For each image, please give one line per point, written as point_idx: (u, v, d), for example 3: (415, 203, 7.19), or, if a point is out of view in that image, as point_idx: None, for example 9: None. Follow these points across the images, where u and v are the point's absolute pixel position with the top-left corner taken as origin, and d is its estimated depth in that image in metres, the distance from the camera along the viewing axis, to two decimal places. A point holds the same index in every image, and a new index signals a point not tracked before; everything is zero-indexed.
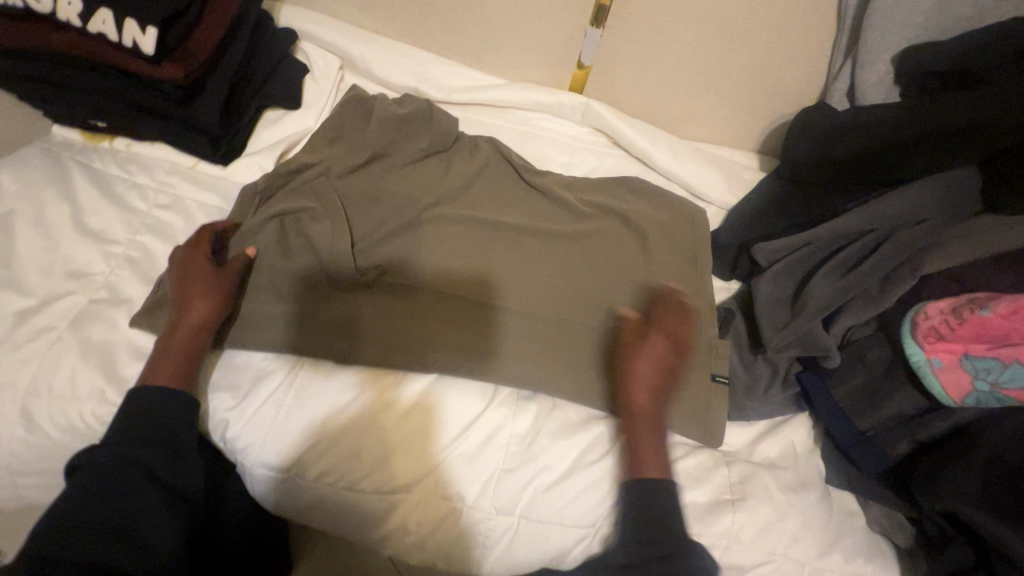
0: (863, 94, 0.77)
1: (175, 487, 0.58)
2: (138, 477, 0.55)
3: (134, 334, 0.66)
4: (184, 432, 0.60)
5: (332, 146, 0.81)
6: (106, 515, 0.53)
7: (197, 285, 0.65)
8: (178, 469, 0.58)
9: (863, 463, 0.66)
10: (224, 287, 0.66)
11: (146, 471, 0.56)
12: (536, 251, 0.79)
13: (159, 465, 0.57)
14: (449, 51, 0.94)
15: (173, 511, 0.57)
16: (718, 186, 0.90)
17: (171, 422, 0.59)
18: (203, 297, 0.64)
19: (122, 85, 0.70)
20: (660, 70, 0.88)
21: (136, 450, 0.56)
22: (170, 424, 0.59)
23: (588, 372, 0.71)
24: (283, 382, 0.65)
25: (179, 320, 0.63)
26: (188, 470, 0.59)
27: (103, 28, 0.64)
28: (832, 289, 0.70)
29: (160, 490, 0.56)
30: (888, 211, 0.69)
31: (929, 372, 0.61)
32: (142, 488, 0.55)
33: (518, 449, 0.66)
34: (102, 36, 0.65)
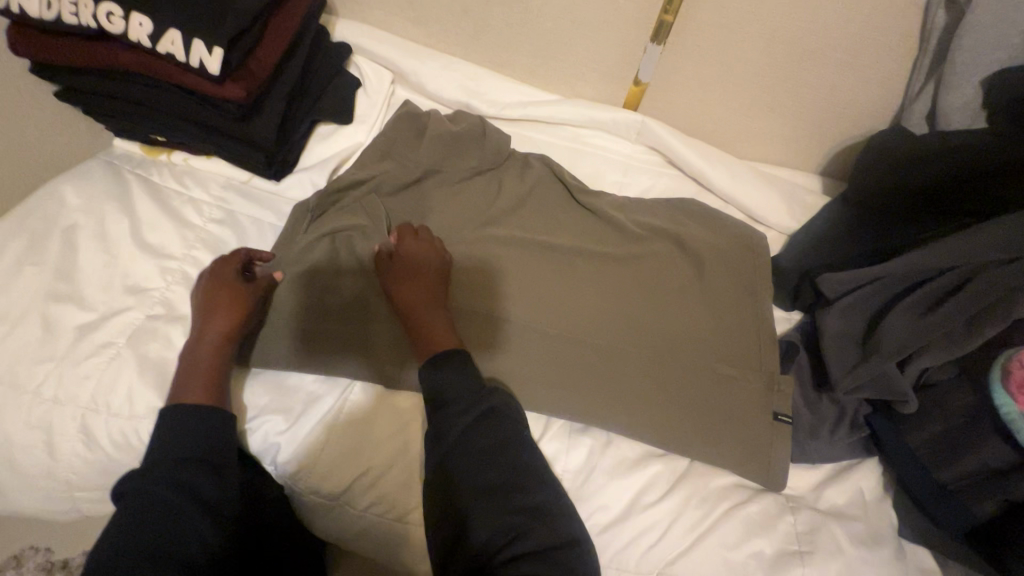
0: (946, 117, 0.73)
1: (219, 505, 0.56)
2: (182, 498, 0.53)
3: None
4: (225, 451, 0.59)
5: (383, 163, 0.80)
6: (153, 535, 0.50)
7: (222, 301, 0.65)
8: (222, 488, 0.57)
9: (942, 517, 0.61)
10: (247, 300, 0.66)
11: (189, 490, 0.54)
12: (585, 275, 0.77)
13: (200, 483, 0.55)
14: (501, 66, 0.92)
15: (220, 529, 0.54)
16: (779, 209, 0.86)
17: (208, 440, 0.58)
18: (227, 310, 0.65)
19: (185, 102, 0.71)
20: (722, 88, 0.85)
21: (177, 470, 0.55)
22: (209, 442, 0.58)
23: (642, 405, 0.68)
24: (335, 408, 0.64)
25: (204, 333, 0.64)
26: (229, 487, 0.58)
27: (170, 49, 0.64)
28: (911, 328, 0.65)
29: (205, 508, 0.54)
30: (975, 246, 0.61)
31: (1021, 425, 0.57)
32: (187, 505, 0.53)
33: (573, 486, 0.65)
34: (170, 57, 0.65)
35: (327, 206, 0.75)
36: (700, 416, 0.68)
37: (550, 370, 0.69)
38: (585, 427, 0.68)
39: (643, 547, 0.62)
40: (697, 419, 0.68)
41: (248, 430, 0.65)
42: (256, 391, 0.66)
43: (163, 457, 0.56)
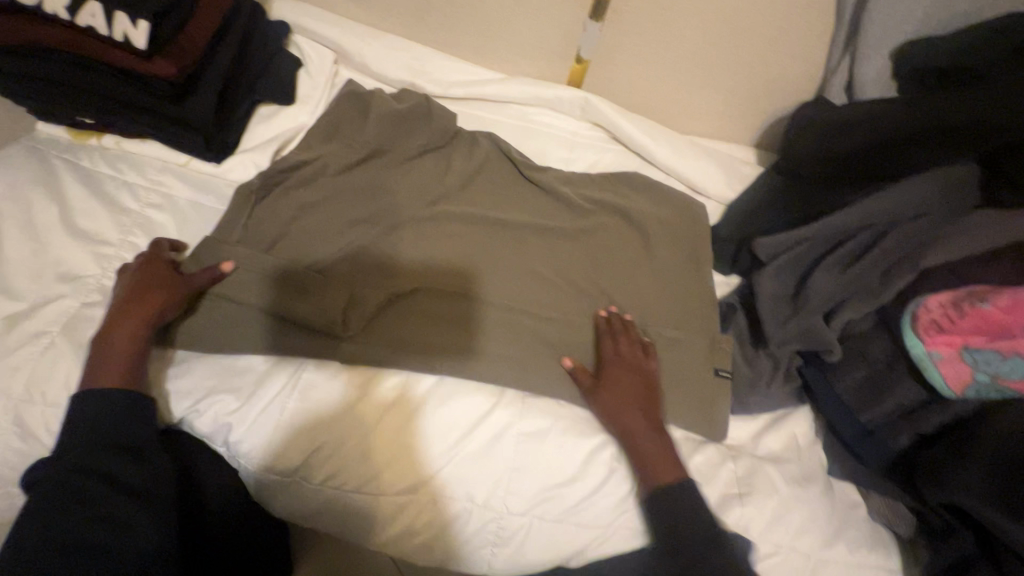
0: (862, 87, 0.78)
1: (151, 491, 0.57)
2: (101, 485, 0.53)
3: None
4: (141, 436, 0.58)
5: (329, 143, 0.79)
6: (64, 528, 0.50)
7: (145, 288, 0.63)
8: (143, 473, 0.56)
9: (864, 454, 0.66)
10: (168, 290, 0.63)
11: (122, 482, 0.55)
12: (536, 254, 0.78)
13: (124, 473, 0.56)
14: (446, 45, 0.92)
15: (147, 510, 0.55)
16: (718, 180, 0.90)
17: (119, 426, 0.57)
18: (150, 295, 0.62)
19: (111, 81, 0.68)
20: (660, 65, 0.88)
21: (93, 460, 0.54)
22: (123, 430, 0.57)
23: (596, 369, 0.70)
24: (285, 385, 0.64)
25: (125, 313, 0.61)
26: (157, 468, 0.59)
27: (92, 22, 0.62)
28: (833, 285, 0.70)
29: (129, 493, 0.55)
30: (891, 203, 0.68)
31: (930, 365, 0.61)
32: (104, 493, 0.53)
33: (529, 447, 0.64)
34: (91, 29, 0.64)
35: (272, 188, 0.75)
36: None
37: (499, 342, 0.69)
38: (536, 397, 0.69)
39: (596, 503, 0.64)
40: (646, 380, 0.71)
41: (195, 411, 0.63)
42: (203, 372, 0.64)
43: (74, 450, 0.55)
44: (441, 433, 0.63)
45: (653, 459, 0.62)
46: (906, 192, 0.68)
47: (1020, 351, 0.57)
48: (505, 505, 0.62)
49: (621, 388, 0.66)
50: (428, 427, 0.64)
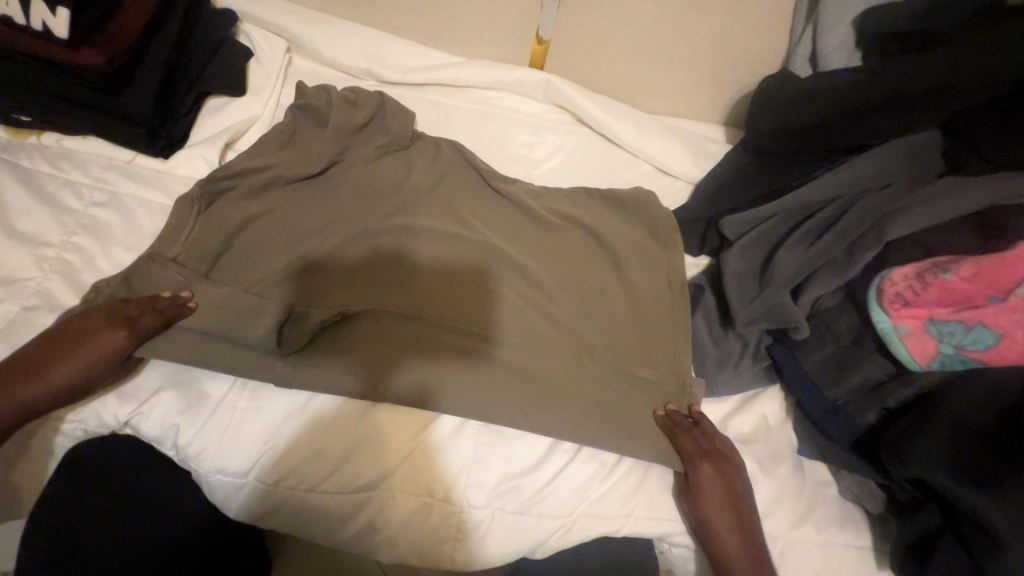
0: (824, 58, 0.76)
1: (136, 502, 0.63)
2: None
3: None
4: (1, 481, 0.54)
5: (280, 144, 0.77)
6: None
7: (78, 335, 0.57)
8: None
9: (832, 431, 0.64)
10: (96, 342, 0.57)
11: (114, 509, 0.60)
12: (485, 249, 0.75)
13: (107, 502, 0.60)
14: (402, 30, 0.90)
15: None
16: (685, 160, 0.88)
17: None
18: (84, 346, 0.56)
19: (38, 73, 0.67)
20: (621, 43, 0.85)
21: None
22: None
23: (559, 357, 0.68)
24: (236, 385, 0.63)
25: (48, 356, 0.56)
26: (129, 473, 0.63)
27: (7, 11, 0.63)
28: (800, 258, 0.68)
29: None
30: (853, 175, 0.67)
31: (895, 338, 0.60)
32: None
33: (490, 437, 0.63)
34: (11, 20, 0.64)
35: (215, 194, 0.71)
36: (612, 368, 0.69)
37: (463, 336, 0.68)
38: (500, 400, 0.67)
39: (561, 494, 0.62)
40: (608, 376, 0.68)
41: (139, 414, 0.61)
42: (150, 381, 0.62)
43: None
44: (397, 429, 0.62)
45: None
46: (870, 163, 0.67)
47: (985, 321, 0.55)
48: (465, 498, 0.61)
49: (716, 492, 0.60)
50: (394, 420, 0.62)
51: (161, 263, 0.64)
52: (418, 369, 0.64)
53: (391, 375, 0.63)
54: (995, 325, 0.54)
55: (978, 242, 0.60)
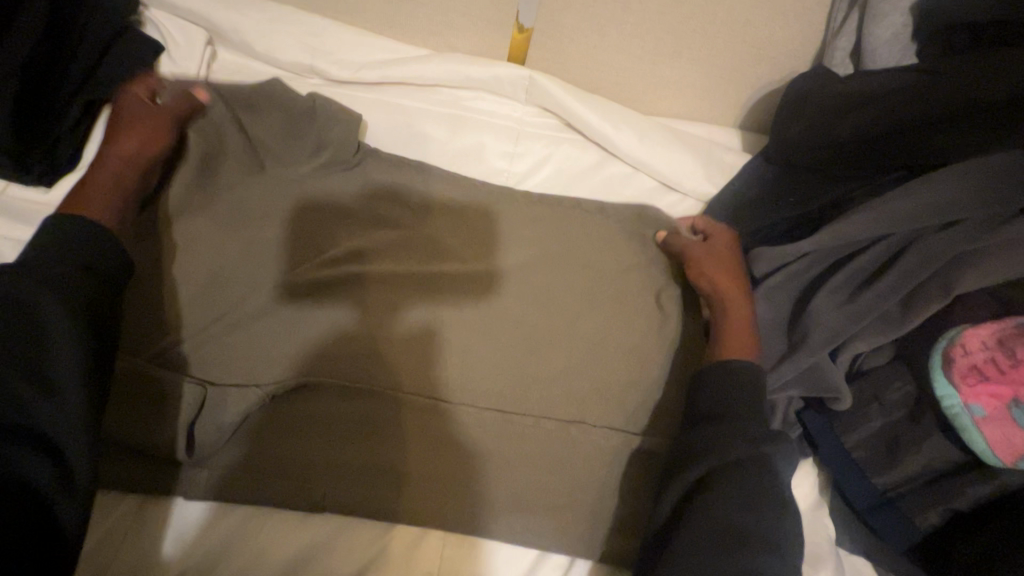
0: (873, 54, 0.63)
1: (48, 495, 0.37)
2: None
3: None
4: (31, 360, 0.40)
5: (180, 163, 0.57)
6: None
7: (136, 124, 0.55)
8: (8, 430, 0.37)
9: (880, 532, 0.52)
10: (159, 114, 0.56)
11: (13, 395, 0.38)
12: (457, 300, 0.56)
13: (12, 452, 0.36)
14: (351, 15, 0.73)
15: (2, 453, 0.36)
16: (697, 173, 0.73)
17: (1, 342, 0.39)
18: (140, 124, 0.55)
19: None
20: (620, 30, 0.70)
21: None
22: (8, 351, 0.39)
23: (544, 449, 0.54)
24: (139, 495, 0.51)
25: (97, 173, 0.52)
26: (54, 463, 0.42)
27: None
28: (841, 313, 0.55)
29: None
30: (910, 208, 0.54)
31: (969, 424, 0.48)
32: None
33: (460, 547, 0.52)
34: None
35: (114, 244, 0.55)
36: (610, 456, 0.54)
37: (430, 421, 0.53)
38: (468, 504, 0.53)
39: None
40: (605, 467, 0.54)
41: None
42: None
43: None
44: (352, 537, 0.51)
45: (733, 325, 0.56)
46: (933, 191, 0.54)
47: None
48: None
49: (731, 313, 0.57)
50: (362, 526, 0.52)
51: None
52: (374, 458, 0.53)
53: (342, 471, 0.52)
54: None
55: None
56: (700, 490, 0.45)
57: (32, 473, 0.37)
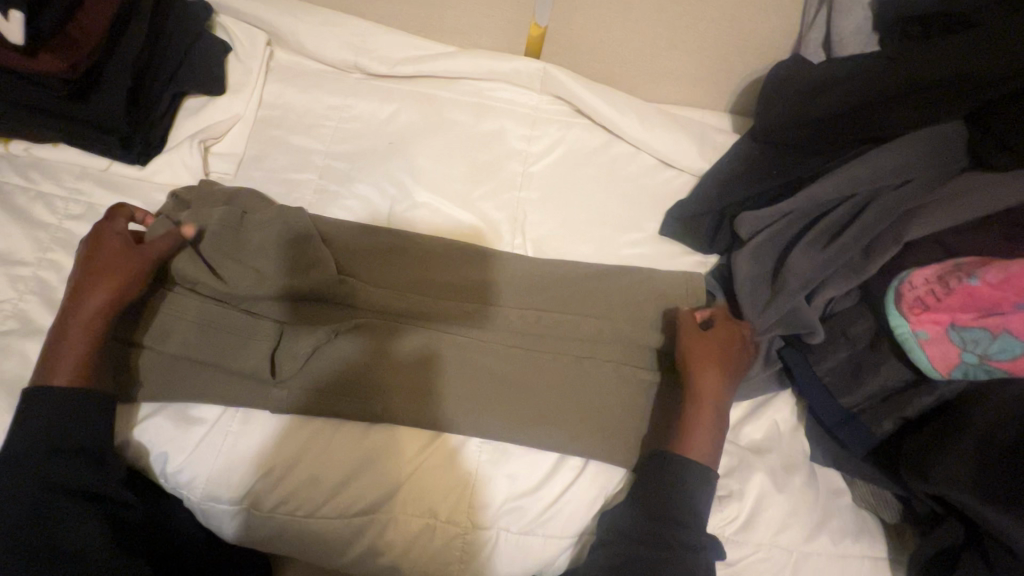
0: (842, 42, 0.73)
1: (90, 546, 0.53)
2: (55, 495, 0.53)
3: None
4: (100, 437, 0.56)
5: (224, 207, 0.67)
6: (35, 527, 0.51)
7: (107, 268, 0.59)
8: (80, 507, 0.53)
9: (847, 442, 0.62)
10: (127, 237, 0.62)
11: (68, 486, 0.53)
12: (460, 306, 0.67)
13: (82, 519, 0.53)
14: (389, 18, 0.85)
15: (90, 512, 0.54)
16: (691, 151, 0.82)
17: (75, 421, 0.55)
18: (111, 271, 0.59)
19: (17, 88, 0.65)
20: (622, 27, 0.80)
21: (45, 459, 0.53)
22: (76, 430, 0.55)
23: (555, 388, 0.64)
24: (225, 409, 0.61)
25: (74, 309, 0.58)
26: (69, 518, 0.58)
27: None
28: (813, 261, 0.65)
29: (88, 501, 0.54)
30: (868, 172, 0.64)
31: (915, 344, 0.57)
32: (62, 505, 0.52)
33: (493, 455, 0.62)
34: None
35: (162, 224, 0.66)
36: (612, 388, 0.65)
37: (463, 374, 0.64)
38: (495, 441, 0.63)
39: (567, 513, 0.61)
40: (610, 397, 0.64)
41: (128, 442, 0.60)
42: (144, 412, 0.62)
43: (47, 431, 0.54)
44: (401, 448, 0.61)
45: (703, 426, 0.61)
46: (888, 158, 0.63)
47: (1011, 329, 0.52)
48: (470, 520, 0.60)
49: (709, 409, 0.61)
50: (409, 446, 0.62)
51: (180, 294, 0.63)
52: (417, 392, 0.63)
53: (394, 400, 0.62)
54: (1023, 334, 0.52)
55: (1004, 244, 0.57)
56: (672, 476, 0.58)
57: (87, 538, 0.53)
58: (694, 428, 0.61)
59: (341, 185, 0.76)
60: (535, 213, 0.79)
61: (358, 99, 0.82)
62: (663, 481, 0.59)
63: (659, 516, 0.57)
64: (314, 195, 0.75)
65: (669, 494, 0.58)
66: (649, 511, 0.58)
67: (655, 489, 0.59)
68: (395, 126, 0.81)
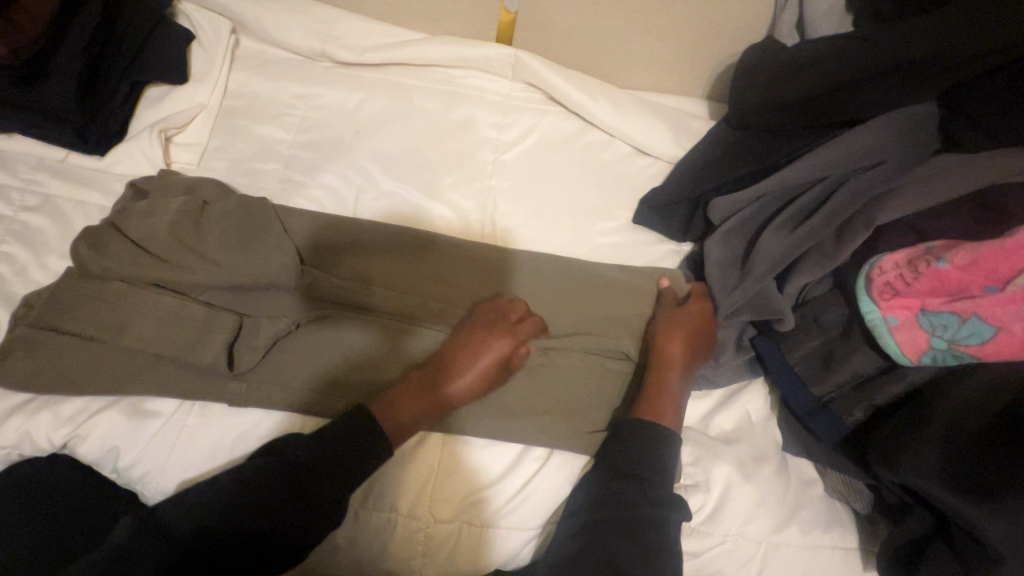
0: (813, 25, 0.72)
1: None
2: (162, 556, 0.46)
3: None
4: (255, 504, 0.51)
5: (181, 198, 0.65)
6: None
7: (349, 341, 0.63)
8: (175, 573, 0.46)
9: (819, 432, 0.61)
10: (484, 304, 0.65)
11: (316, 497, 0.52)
12: (479, 335, 0.62)
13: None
14: (356, 4, 0.83)
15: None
16: (665, 138, 0.81)
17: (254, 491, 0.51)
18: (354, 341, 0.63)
19: None
20: (595, 11, 0.78)
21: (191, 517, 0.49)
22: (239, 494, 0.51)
23: (524, 382, 0.63)
24: (183, 403, 0.60)
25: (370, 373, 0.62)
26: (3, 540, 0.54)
27: None
28: (783, 245, 0.64)
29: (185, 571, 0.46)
30: (841, 155, 0.62)
31: (885, 330, 0.56)
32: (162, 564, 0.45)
33: (456, 446, 0.61)
34: None
35: (115, 214, 0.64)
36: (581, 381, 0.64)
37: None
38: (460, 436, 0.62)
39: (531, 505, 0.60)
40: (577, 389, 0.63)
41: (77, 437, 0.57)
42: (104, 409, 0.58)
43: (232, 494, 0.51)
44: None
45: (667, 397, 0.61)
46: (860, 140, 0.62)
47: (980, 313, 0.51)
48: (430, 514, 0.59)
49: (671, 374, 0.62)
50: None
51: (135, 286, 0.60)
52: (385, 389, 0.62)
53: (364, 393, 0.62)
54: (991, 318, 0.51)
55: (974, 227, 0.56)
56: (636, 450, 0.58)
57: None
58: (658, 395, 0.61)
59: (307, 175, 0.75)
60: (507, 202, 0.77)
61: (325, 87, 0.80)
62: (626, 455, 0.58)
63: (621, 505, 0.55)
64: (278, 185, 0.74)
65: (626, 479, 0.56)
66: (610, 500, 0.55)
67: (616, 467, 0.58)
68: (364, 115, 0.79)
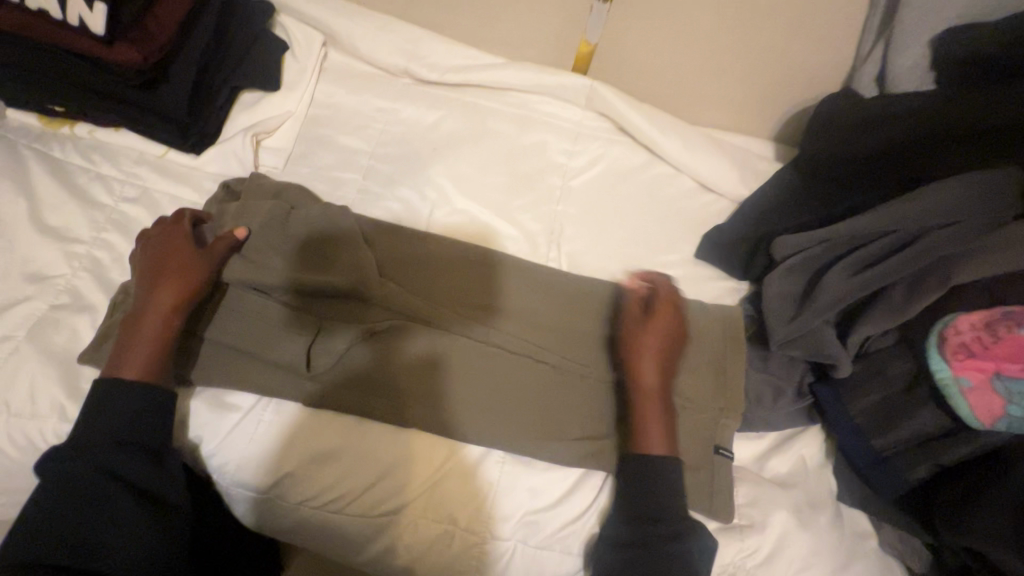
0: (894, 79, 0.72)
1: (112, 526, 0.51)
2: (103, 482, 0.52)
3: (83, 368, 0.61)
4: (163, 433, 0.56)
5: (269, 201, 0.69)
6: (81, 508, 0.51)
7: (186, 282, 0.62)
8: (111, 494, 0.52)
9: (878, 485, 0.61)
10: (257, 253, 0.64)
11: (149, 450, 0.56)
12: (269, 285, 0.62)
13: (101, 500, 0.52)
14: (441, 27, 0.87)
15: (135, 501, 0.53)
16: (731, 177, 0.82)
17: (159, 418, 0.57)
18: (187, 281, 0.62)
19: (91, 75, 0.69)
20: (672, 49, 0.81)
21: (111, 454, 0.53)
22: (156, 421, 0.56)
23: (583, 409, 0.64)
24: (262, 399, 0.62)
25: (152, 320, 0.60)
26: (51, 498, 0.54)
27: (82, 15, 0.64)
28: (848, 290, 0.64)
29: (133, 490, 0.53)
30: (917, 209, 0.62)
31: (956, 392, 0.56)
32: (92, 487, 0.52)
33: (514, 465, 0.63)
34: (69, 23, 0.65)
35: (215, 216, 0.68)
36: None
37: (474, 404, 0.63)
38: (518, 455, 0.63)
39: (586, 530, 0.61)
40: (634, 418, 0.64)
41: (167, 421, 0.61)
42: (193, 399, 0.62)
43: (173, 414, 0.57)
44: (423, 458, 0.62)
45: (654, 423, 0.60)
46: (937, 194, 0.62)
47: None
48: (488, 531, 0.60)
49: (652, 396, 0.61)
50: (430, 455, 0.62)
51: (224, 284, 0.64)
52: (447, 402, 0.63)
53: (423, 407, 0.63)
54: None
55: None
56: (663, 486, 0.58)
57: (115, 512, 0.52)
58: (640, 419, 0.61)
59: (384, 187, 0.78)
60: (572, 227, 0.79)
61: (406, 103, 0.83)
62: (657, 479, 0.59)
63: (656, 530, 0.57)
64: (356, 194, 0.77)
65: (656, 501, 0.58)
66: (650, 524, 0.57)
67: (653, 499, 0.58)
68: (439, 132, 0.82)
